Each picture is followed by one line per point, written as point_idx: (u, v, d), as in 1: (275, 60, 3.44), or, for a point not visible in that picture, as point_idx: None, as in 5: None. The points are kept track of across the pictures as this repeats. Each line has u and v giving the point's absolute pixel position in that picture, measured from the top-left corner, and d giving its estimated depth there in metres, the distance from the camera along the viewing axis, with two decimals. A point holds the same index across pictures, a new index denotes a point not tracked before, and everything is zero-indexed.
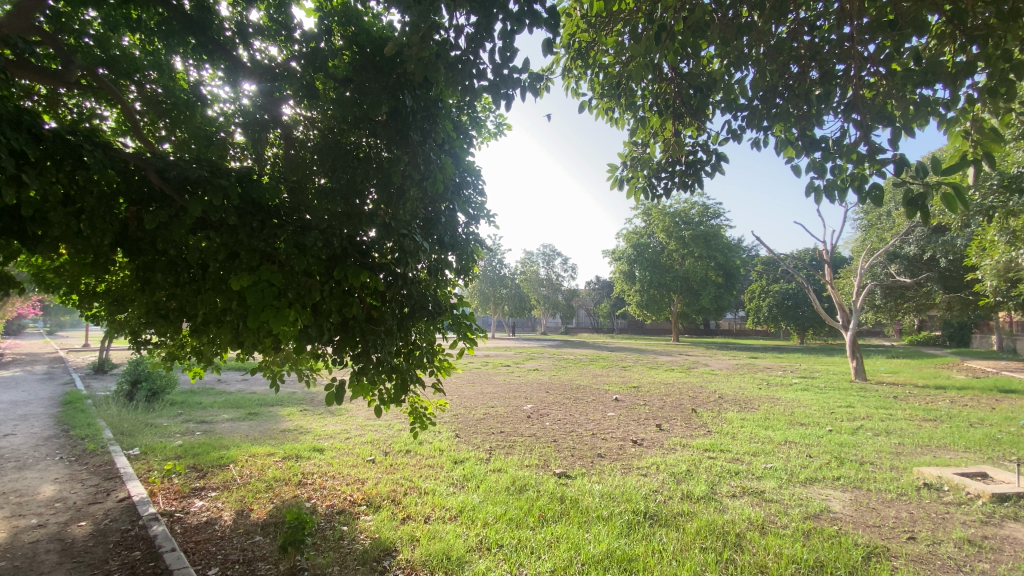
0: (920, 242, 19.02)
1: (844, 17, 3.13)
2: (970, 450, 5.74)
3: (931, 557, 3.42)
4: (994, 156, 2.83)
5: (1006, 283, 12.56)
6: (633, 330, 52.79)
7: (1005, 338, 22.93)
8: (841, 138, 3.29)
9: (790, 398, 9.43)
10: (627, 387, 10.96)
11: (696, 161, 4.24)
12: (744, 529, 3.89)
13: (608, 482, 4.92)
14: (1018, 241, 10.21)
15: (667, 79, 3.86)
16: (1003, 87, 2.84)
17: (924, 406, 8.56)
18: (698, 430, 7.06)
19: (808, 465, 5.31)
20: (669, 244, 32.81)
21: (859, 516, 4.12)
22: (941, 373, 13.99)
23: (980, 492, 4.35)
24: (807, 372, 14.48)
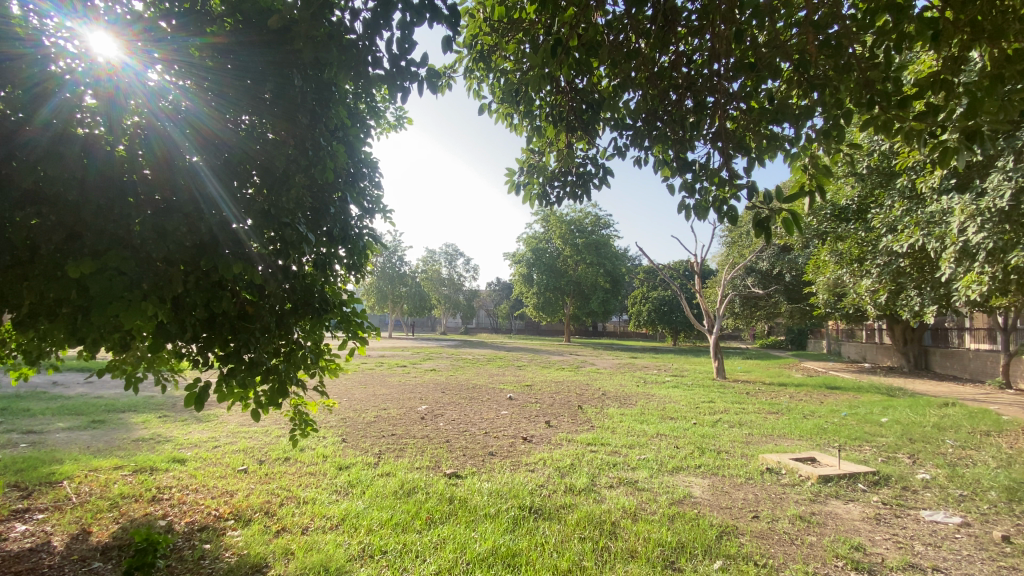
0: (772, 259, 22.05)
1: (714, 55, 3.52)
2: (802, 438, 6.74)
3: (770, 533, 3.95)
4: (825, 189, 3.35)
5: (834, 297, 15.00)
6: (530, 330, 54.46)
7: (833, 343, 27.28)
8: (707, 162, 3.68)
9: (664, 395, 10.35)
10: (520, 386, 11.28)
11: (585, 173, 4.50)
12: (618, 517, 4.18)
13: (497, 480, 4.99)
14: (842, 262, 12.24)
15: (563, 92, 4.00)
16: (834, 130, 3.34)
17: (770, 400, 9.88)
18: (582, 425, 7.48)
19: (676, 456, 5.86)
20: (565, 250, 34.44)
21: (714, 499, 4.64)
22: (783, 372, 16.37)
23: (809, 474, 5.14)
24: (678, 371, 16.02)
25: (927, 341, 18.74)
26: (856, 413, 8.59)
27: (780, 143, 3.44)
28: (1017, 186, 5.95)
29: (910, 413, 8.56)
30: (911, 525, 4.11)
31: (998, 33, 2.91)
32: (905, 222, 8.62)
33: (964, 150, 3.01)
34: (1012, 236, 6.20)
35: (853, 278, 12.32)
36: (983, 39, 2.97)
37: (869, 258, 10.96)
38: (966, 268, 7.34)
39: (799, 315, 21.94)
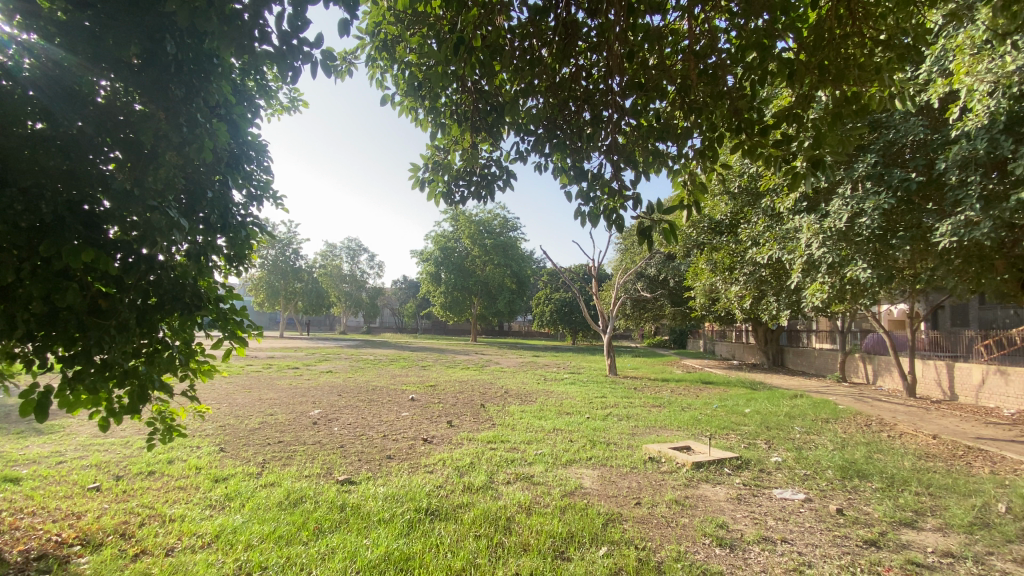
0: (660, 266, 23.98)
1: (610, 72, 3.74)
2: (680, 429, 7.40)
3: (649, 517, 4.29)
4: (700, 203, 3.71)
5: (711, 301, 16.70)
6: (436, 330, 53.81)
7: (710, 342, 30.33)
8: (600, 172, 3.92)
9: (562, 392, 10.79)
10: (423, 386, 11.10)
11: (487, 174, 4.57)
12: (513, 512, 4.27)
13: (393, 484, 4.86)
14: (717, 270, 13.67)
15: (468, 92, 4.01)
16: (709, 151, 3.72)
17: (655, 395, 10.73)
18: (484, 423, 7.55)
19: (570, 450, 6.14)
20: (473, 250, 34.55)
21: (602, 489, 4.94)
22: (668, 369, 17.87)
23: (685, 461, 5.67)
24: (577, 369, 16.77)
25: (783, 342, 21.54)
26: (725, 405, 9.63)
27: (662, 160, 3.78)
28: (850, 211, 7.07)
29: (768, 404, 9.78)
30: (766, 502, 4.69)
31: (839, 78, 3.41)
32: (767, 236, 9.86)
33: (810, 176, 3.47)
34: (847, 253, 7.34)
35: (725, 285, 13.82)
36: (828, 81, 3.47)
37: (738, 267, 12.37)
38: (812, 278, 8.55)
39: (682, 318, 24.10)
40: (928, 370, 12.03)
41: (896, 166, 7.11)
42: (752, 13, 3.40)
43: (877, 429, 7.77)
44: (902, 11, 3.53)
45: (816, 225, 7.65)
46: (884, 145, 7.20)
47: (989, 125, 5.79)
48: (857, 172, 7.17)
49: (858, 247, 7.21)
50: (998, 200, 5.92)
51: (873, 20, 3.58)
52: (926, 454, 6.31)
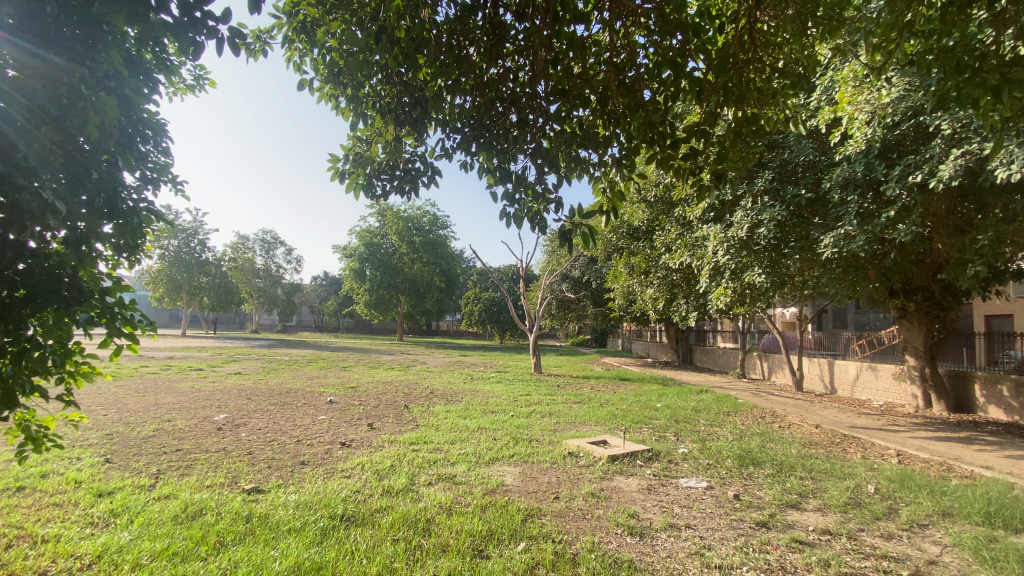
0: (584, 268, 24.84)
1: (536, 76, 3.81)
2: (598, 424, 7.72)
3: (567, 511, 4.42)
4: (617, 211, 3.89)
5: (629, 303, 17.56)
6: (359, 329, 51.85)
7: (629, 341, 31.87)
8: (525, 175, 3.99)
9: (487, 391, 10.85)
10: (343, 388, 10.65)
11: (411, 169, 4.49)
12: (433, 513, 4.23)
13: (307, 491, 4.62)
14: (634, 273, 14.36)
15: (393, 84, 3.91)
16: (627, 160, 3.90)
17: (576, 392, 11.09)
18: (406, 425, 7.40)
19: (493, 448, 6.19)
20: (400, 247, 33.74)
21: (523, 485, 5.02)
22: (589, 367, 18.48)
23: (601, 454, 5.92)
24: (502, 368, 16.91)
25: (693, 341, 23.14)
26: (641, 400, 10.17)
27: (583, 165, 3.93)
28: (750, 222, 7.72)
29: (678, 399, 10.47)
30: (673, 491, 5.01)
31: (741, 99, 3.71)
32: (678, 242, 10.55)
33: (715, 189, 3.74)
34: (747, 260, 8.03)
35: (641, 288, 14.59)
36: (731, 102, 3.76)
37: (654, 271, 13.12)
38: (717, 283, 9.24)
39: (603, 318, 25.12)
40: (813, 366, 13.46)
41: (790, 182, 7.86)
42: (668, 32, 3.62)
43: (770, 420, 8.57)
44: (795, 43, 3.91)
45: (721, 234, 8.23)
46: (781, 163, 7.92)
47: (865, 151, 6.58)
48: (756, 187, 7.85)
49: (756, 255, 7.87)
50: (871, 217, 6.75)
51: (771, 49, 3.93)
52: (810, 442, 7.05)
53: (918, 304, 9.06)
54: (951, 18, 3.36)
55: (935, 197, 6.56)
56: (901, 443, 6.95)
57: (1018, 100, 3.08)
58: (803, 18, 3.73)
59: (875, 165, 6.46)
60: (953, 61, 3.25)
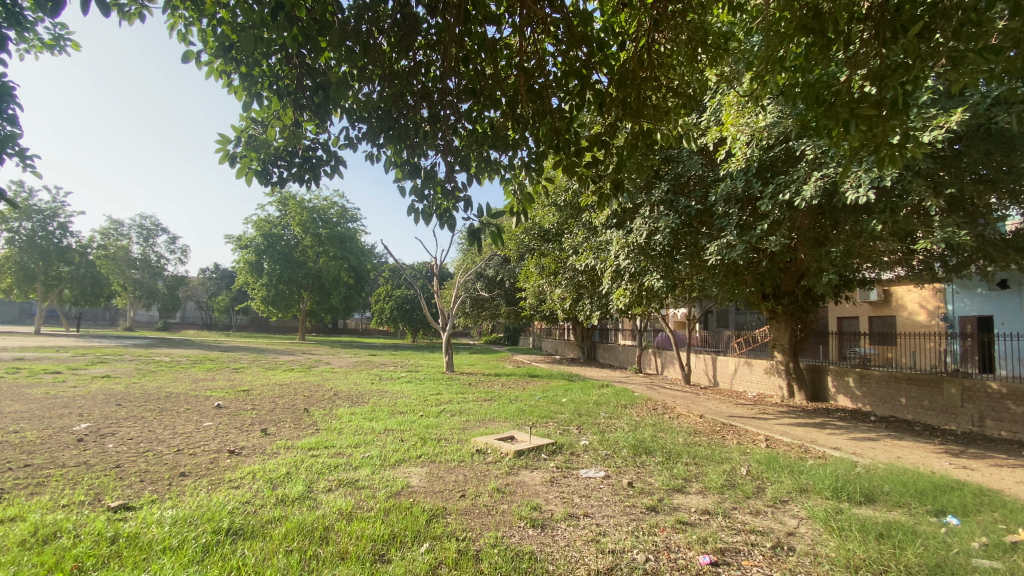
0: (497, 267, 25.10)
1: (446, 72, 3.81)
2: (506, 421, 7.85)
3: (472, 508, 4.45)
4: (526, 213, 4.00)
5: (540, 302, 18.06)
6: (256, 327, 48.05)
7: (538, 339, 32.75)
8: (434, 171, 3.97)
9: (395, 391, 10.57)
10: (234, 391, 9.80)
11: (311, 156, 4.26)
12: (332, 520, 4.05)
13: (187, 505, 4.19)
14: (544, 274, 14.78)
15: (294, 65, 3.70)
16: (536, 163, 4.02)
17: (486, 390, 11.18)
18: (305, 429, 7.00)
19: (399, 449, 6.05)
20: (304, 239, 31.78)
21: (429, 486, 4.97)
22: (499, 365, 18.73)
23: (508, 450, 6.03)
24: (412, 367, 16.57)
25: (598, 338, 24.35)
26: (548, 396, 10.51)
27: (492, 165, 4.01)
28: (648, 229, 8.34)
29: (581, 393, 10.96)
30: (574, 482, 5.25)
31: (638, 114, 3.97)
32: (584, 245, 11.05)
33: (615, 197, 3.97)
34: (645, 264, 8.63)
35: (551, 287, 15.07)
36: (630, 115, 4.01)
37: (563, 271, 13.61)
38: (619, 285, 9.83)
39: (514, 317, 25.57)
40: (701, 362, 14.78)
41: (683, 194, 8.54)
42: (574, 44, 3.79)
43: (662, 412, 9.29)
44: (688, 66, 4.24)
45: (623, 239, 8.82)
46: (675, 176, 8.59)
47: (745, 169, 7.34)
48: (654, 197, 8.46)
49: (653, 259, 8.55)
50: (749, 229, 7.56)
51: (666, 70, 4.23)
52: (696, 430, 7.74)
53: (785, 307, 10.25)
54: (814, 57, 3.82)
55: (800, 214, 7.48)
56: (769, 429, 7.87)
57: (864, 134, 3.53)
58: (694, 44, 4.06)
59: (752, 182, 7.25)
60: (814, 95, 3.69)
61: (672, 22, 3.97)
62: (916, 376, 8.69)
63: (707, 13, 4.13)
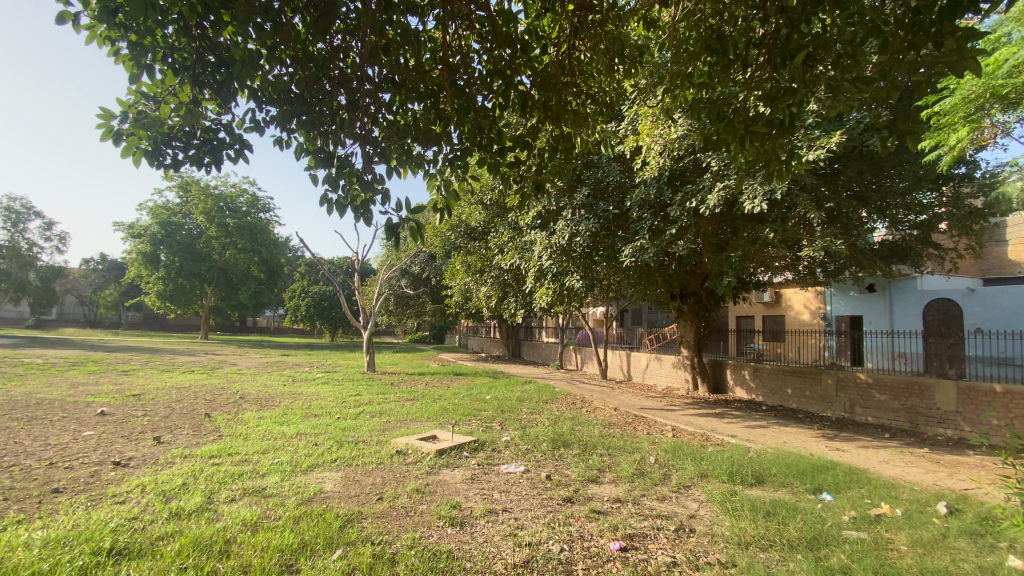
0: (422, 264, 24.62)
1: (366, 60, 3.68)
2: (428, 420, 7.74)
3: (389, 510, 4.34)
4: (449, 209, 3.97)
5: (465, 301, 17.99)
6: (151, 326, 43.50)
7: (463, 339, 32.58)
8: (350, 161, 3.83)
9: (311, 393, 10.06)
10: (122, 396, 8.80)
11: (212, 139, 3.94)
12: (234, 532, 3.77)
13: (60, 524, 3.71)
14: (469, 272, 14.72)
15: (193, 38, 3.39)
16: (458, 159, 4.00)
17: (408, 389, 10.95)
18: (207, 436, 6.45)
19: (312, 454, 5.76)
20: (209, 229, 29.20)
21: (344, 490, 4.78)
22: (423, 364, 18.42)
23: (429, 450, 5.96)
24: (329, 367, 15.84)
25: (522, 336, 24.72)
26: (471, 394, 10.50)
27: (413, 159, 3.93)
28: (570, 231, 8.61)
29: (504, 390, 11.07)
30: (494, 478, 5.29)
31: (558, 117, 4.06)
32: (509, 244, 11.15)
33: (536, 197, 4.05)
34: (567, 264, 8.92)
35: (476, 286, 15.05)
36: (551, 118, 4.10)
37: (488, 269, 13.65)
38: (541, 284, 10.07)
39: (439, 315, 25.23)
40: (617, 358, 15.50)
41: (602, 199, 8.90)
42: (499, 43, 3.81)
43: (581, 406, 9.65)
44: (606, 75, 4.41)
45: (546, 240, 9.05)
46: (596, 181, 8.91)
47: (658, 177, 7.78)
48: (576, 200, 8.74)
49: (574, 260, 8.86)
50: (660, 233, 8.05)
51: (586, 77, 4.38)
52: (610, 423, 8.11)
53: (691, 306, 11.00)
54: (717, 76, 4.14)
55: (705, 220, 8.08)
56: (676, 420, 8.44)
57: (757, 149, 3.89)
58: (611, 54, 4.23)
59: (663, 189, 7.72)
60: (717, 112, 4.00)
61: (591, 31, 4.11)
62: (800, 369, 9.71)
63: (623, 25, 4.32)
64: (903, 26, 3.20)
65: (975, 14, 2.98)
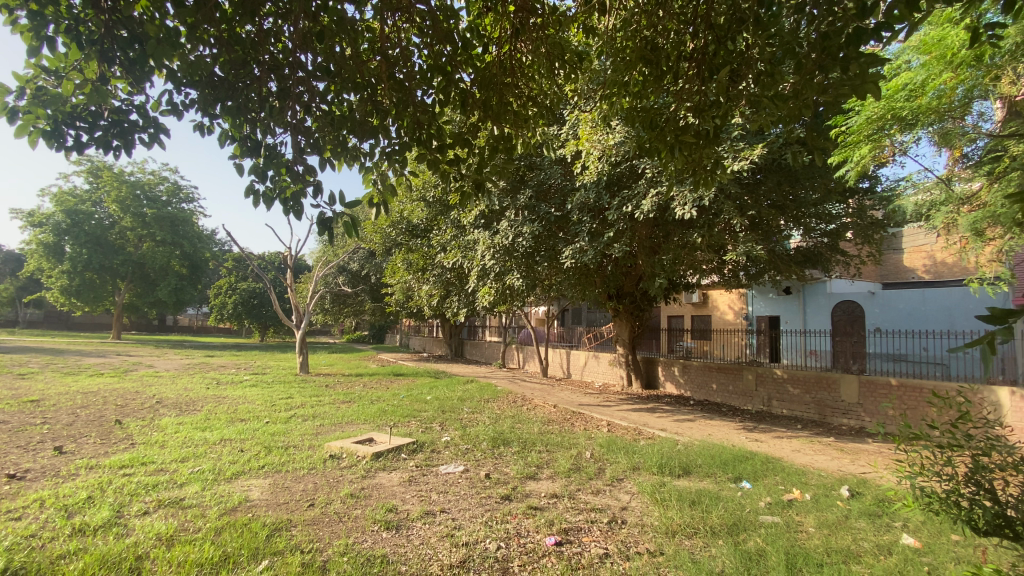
0: (361, 261, 23.83)
1: (299, 46, 3.52)
2: (365, 422, 7.52)
3: (321, 517, 4.18)
4: (387, 205, 3.88)
5: (406, 299, 17.64)
6: (53, 324, 39.30)
7: (404, 338, 31.97)
8: (280, 152, 3.65)
9: (237, 396, 9.48)
10: (15, 403, 7.89)
11: (123, 120, 3.61)
12: (148, 547, 3.49)
13: None
14: (410, 270, 14.44)
15: (102, 10, 3.10)
16: (396, 154, 3.93)
17: (345, 391, 10.59)
18: (117, 444, 5.93)
19: (238, 461, 5.44)
20: (123, 220, 26.76)
21: (272, 498, 4.55)
22: (361, 364, 17.90)
23: (365, 453, 5.79)
24: (259, 368, 15.01)
25: (464, 335, 24.59)
26: (410, 395, 10.33)
27: (351, 152, 3.81)
28: (513, 232, 8.67)
29: (445, 390, 10.97)
30: (432, 480, 5.23)
31: (499, 117, 4.07)
32: (452, 242, 11.05)
33: (475, 196, 4.05)
34: (510, 264, 8.99)
35: (417, 284, 14.78)
36: (491, 117, 4.10)
37: (430, 268, 13.45)
38: (484, 283, 10.08)
39: (379, 313, 24.59)
40: (557, 356, 15.81)
41: (544, 200, 9.02)
42: (440, 38, 3.77)
43: (521, 404, 9.75)
44: (547, 78, 4.47)
45: (489, 239, 9.07)
46: (538, 183, 9.02)
47: (597, 182, 7.99)
48: (519, 202, 8.82)
49: (516, 260, 8.94)
50: (600, 235, 8.30)
51: (527, 79, 4.42)
52: (549, 420, 8.26)
53: (627, 306, 11.40)
54: (651, 85, 4.32)
55: (641, 225, 8.44)
56: (612, 416, 8.73)
57: (687, 158, 4.10)
58: (551, 58, 4.29)
59: (602, 193, 7.96)
60: (650, 120, 4.17)
61: (532, 34, 4.17)
62: (725, 365, 10.36)
63: (563, 30, 4.41)
64: (815, 48, 3.45)
65: (878, 40, 3.24)
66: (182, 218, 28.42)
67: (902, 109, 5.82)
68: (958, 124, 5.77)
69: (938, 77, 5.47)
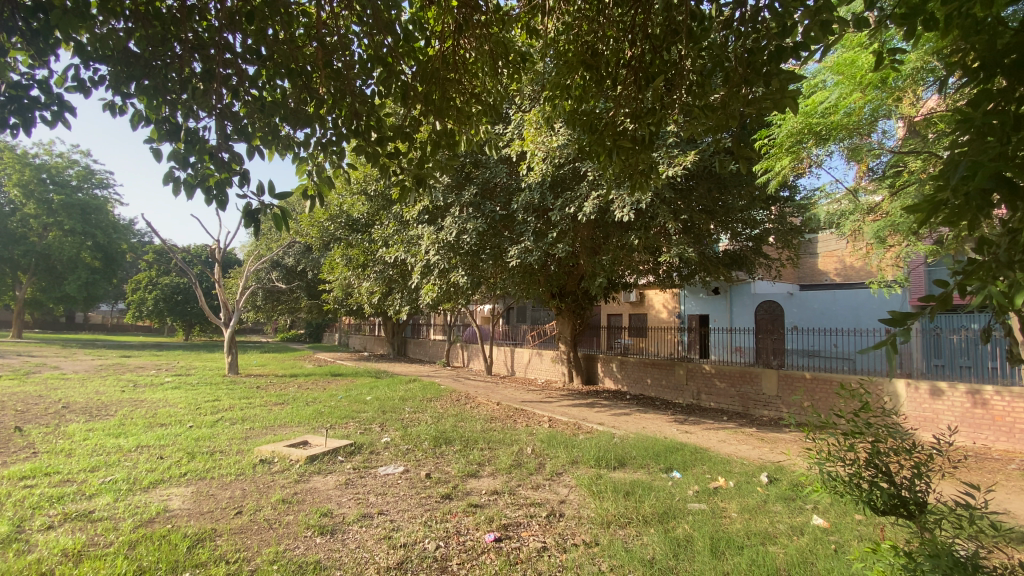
0: (298, 257, 22.76)
1: (226, 26, 3.34)
2: (299, 425, 7.21)
3: (249, 525, 3.98)
4: (322, 197, 3.73)
5: (346, 296, 17.07)
6: None
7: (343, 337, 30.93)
8: (203, 137, 3.43)
9: (157, 399, 8.79)
10: None
11: (21, 96, 3.26)
12: (51, 565, 3.19)
13: None
14: (351, 266, 13.98)
15: None
16: (332, 145, 3.81)
17: (278, 392, 10.10)
18: (14, 454, 5.34)
19: (156, 469, 5.06)
20: (25, 205, 24.08)
21: (195, 507, 4.28)
22: (297, 363, 17.12)
23: (298, 457, 5.55)
24: (183, 369, 13.98)
25: (407, 333, 24.14)
26: (349, 395, 10.02)
27: (283, 141, 3.64)
28: (457, 228, 8.62)
29: (385, 390, 10.72)
30: (370, 481, 5.11)
31: (440, 112, 4.02)
32: (395, 237, 10.82)
33: (415, 191, 3.98)
34: (454, 260, 8.93)
35: (357, 281, 14.33)
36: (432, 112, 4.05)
37: (371, 264, 13.08)
38: (427, 280, 9.95)
39: (316, 311, 23.61)
40: (501, 354, 15.90)
41: (489, 198, 9.03)
42: (379, 29, 3.69)
43: (464, 402, 9.72)
44: (490, 77, 4.46)
45: (433, 236, 8.96)
46: (484, 180, 9.01)
47: (541, 182, 8.10)
48: (463, 199, 8.78)
49: (461, 257, 8.91)
50: (544, 235, 8.44)
51: (470, 75, 4.39)
52: (491, 417, 8.29)
53: (569, 304, 11.64)
54: (592, 89, 4.43)
55: (582, 227, 8.65)
56: (553, 411, 8.89)
57: (624, 162, 4.22)
58: (495, 56, 4.28)
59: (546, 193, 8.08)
60: (589, 124, 4.25)
61: (475, 31, 4.16)
62: (660, 362, 10.83)
63: (507, 30, 4.42)
64: (741, 63, 3.66)
65: (797, 59, 3.46)
66: (95, 206, 25.92)
67: (818, 125, 6.33)
68: (866, 140, 6.41)
69: (849, 97, 6.03)
